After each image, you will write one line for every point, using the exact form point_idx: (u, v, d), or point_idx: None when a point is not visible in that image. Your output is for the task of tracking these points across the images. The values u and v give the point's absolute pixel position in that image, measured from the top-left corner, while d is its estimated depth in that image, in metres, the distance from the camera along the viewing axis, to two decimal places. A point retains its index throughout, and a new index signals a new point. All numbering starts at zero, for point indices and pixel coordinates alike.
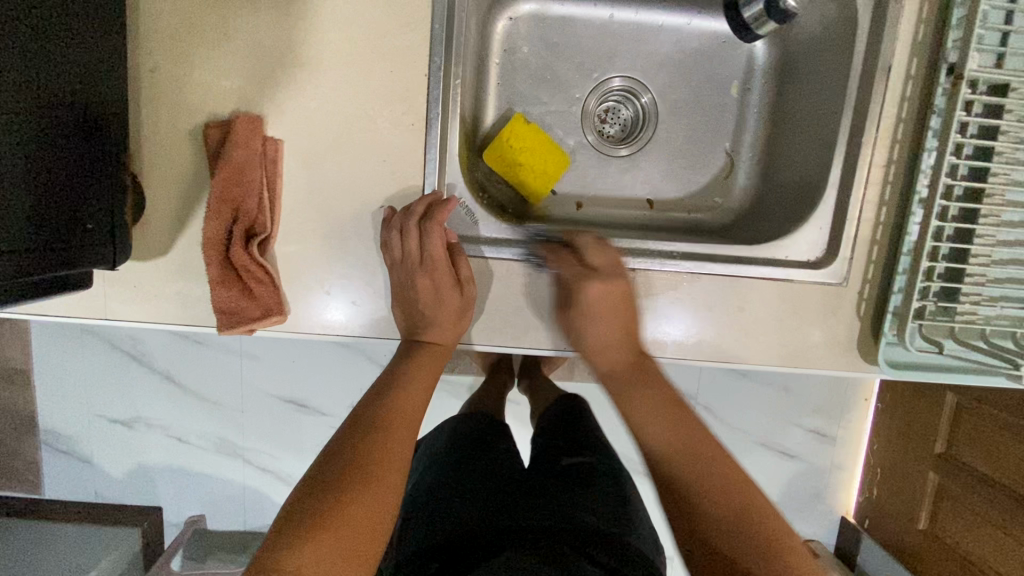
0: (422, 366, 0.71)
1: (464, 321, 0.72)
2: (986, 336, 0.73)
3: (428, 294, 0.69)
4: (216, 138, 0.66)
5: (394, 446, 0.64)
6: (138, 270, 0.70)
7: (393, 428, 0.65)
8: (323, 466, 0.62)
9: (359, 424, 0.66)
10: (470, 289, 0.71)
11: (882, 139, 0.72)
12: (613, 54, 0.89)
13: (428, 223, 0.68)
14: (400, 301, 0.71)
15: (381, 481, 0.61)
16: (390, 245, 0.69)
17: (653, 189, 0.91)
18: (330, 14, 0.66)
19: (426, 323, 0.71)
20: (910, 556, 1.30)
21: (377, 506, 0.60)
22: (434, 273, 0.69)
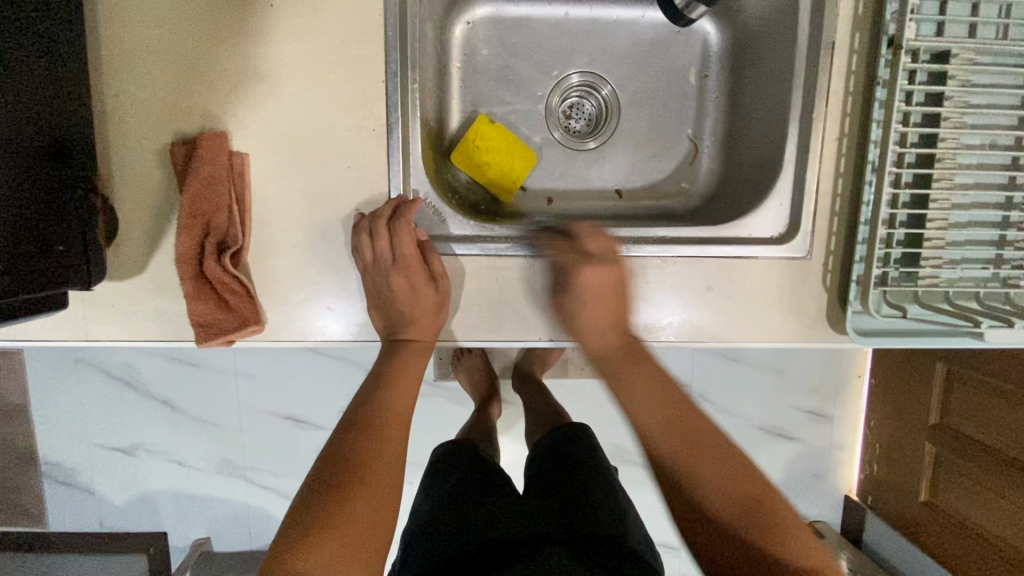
0: (406, 365, 0.72)
1: (441, 316, 0.74)
2: (950, 299, 0.75)
3: (403, 293, 0.71)
4: (182, 155, 0.67)
5: (389, 445, 0.66)
6: (116, 290, 0.71)
7: (387, 428, 0.67)
8: (321, 469, 0.63)
9: (353, 426, 0.67)
10: (445, 284, 0.73)
11: (832, 113, 0.73)
12: (572, 50, 0.91)
13: (397, 224, 0.70)
14: (376, 303, 0.73)
15: (377, 481, 0.63)
16: (361, 249, 0.70)
17: (621, 179, 0.93)
18: (286, 28, 0.68)
19: (405, 321, 0.72)
20: (912, 527, 1.32)
21: (377, 505, 0.62)
22: (408, 272, 0.71)
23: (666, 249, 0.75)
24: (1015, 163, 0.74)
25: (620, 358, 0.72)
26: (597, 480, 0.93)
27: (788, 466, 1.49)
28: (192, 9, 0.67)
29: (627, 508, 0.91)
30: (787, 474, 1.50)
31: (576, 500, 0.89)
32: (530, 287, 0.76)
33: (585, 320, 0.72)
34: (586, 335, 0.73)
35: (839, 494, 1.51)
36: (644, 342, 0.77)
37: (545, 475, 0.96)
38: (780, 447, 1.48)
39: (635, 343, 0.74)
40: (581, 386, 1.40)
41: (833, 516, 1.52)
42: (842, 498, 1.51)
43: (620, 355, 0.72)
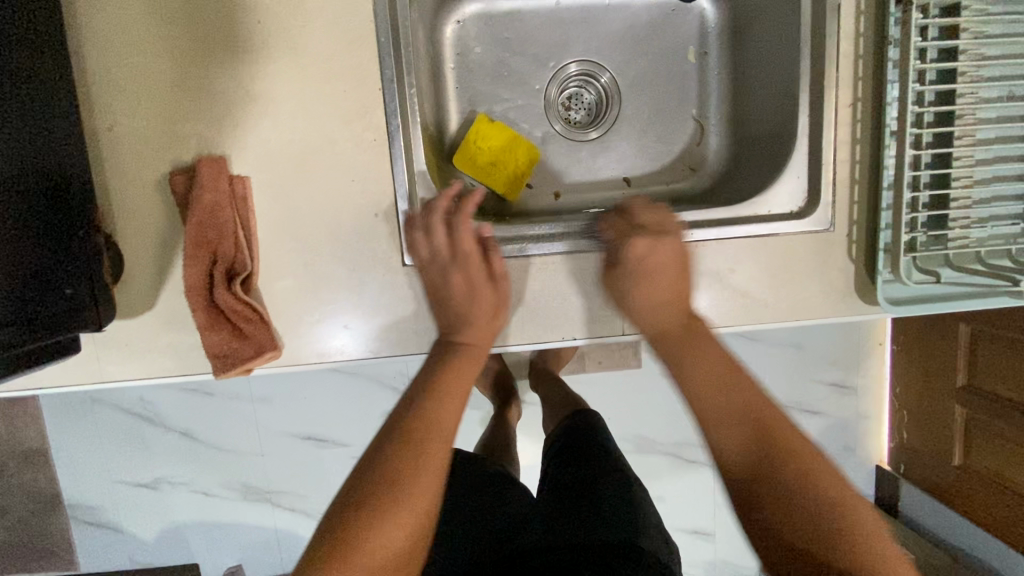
0: (457, 371, 0.65)
1: (500, 320, 0.69)
2: (981, 258, 0.72)
3: (460, 291, 0.67)
4: (183, 185, 0.66)
5: (432, 455, 0.58)
6: (127, 328, 0.70)
7: (430, 440, 0.59)
8: (353, 483, 0.57)
9: (393, 434, 0.59)
10: (503, 283, 0.70)
11: (844, 77, 0.71)
12: (566, 40, 0.89)
13: (456, 217, 0.69)
14: (433, 305, 0.69)
15: (414, 500, 0.55)
16: (417, 246, 0.68)
17: (628, 167, 0.91)
18: (275, 44, 0.66)
19: (460, 322, 0.67)
20: (944, 491, 1.30)
21: (409, 527, 0.55)
22: (467, 267, 0.68)
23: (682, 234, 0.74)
24: None
25: (683, 337, 0.65)
26: (608, 477, 0.96)
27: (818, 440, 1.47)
28: (180, 34, 0.65)
29: (642, 504, 0.93)
30: None
31: (585, 496, 0.93)
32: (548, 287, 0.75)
33: (648, 296, 0.68)
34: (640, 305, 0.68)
35: (869, 465, 1.49)
36: None
37: (558, 477, 1.00)
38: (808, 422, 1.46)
39: (693, 323, 0.67)
40: (602, 379, 1.38)
41: (868, 487, 1.50)
42: (875, 469, 1.49)
43: (679, 334, 0.66)
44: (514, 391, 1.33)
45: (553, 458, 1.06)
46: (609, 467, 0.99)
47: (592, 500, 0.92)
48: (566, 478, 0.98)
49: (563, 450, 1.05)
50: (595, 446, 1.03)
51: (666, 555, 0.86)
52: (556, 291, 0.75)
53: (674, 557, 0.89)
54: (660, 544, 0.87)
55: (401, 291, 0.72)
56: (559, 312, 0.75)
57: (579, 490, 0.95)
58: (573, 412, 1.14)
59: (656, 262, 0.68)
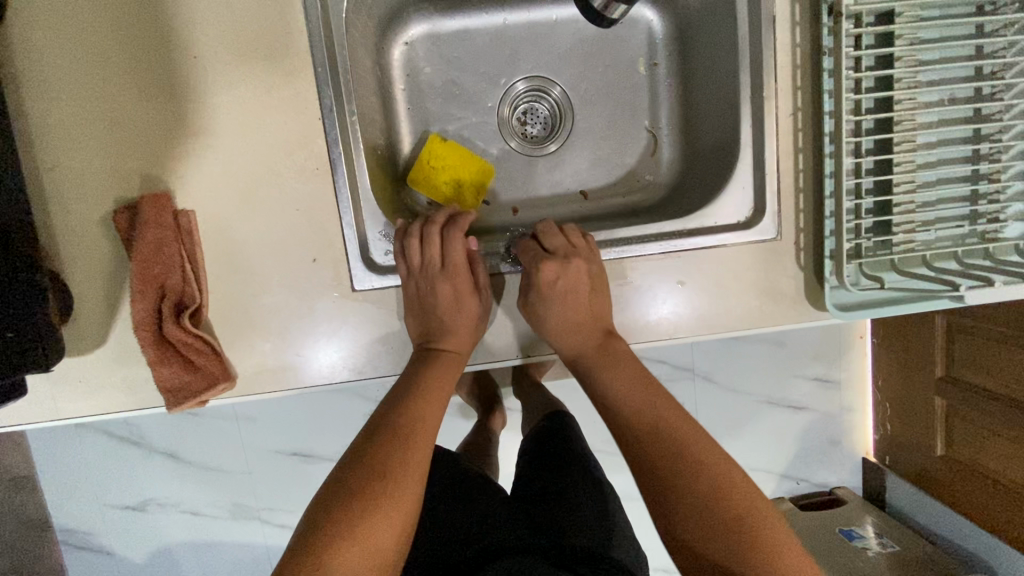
0: (438, 376, 0.67)
1: (481, 327, 0.73)
2: (928, 262, 0.73)
3: (447, 301, 0.70)
4: (126, 222, 0.66)
5: (413, 452, 0.60)
6: (81, 365, 0.70)
7: (414, 440, 0.61)
8: (339, 478, 0.58)
9: (377, 435, 0.61)
10: (487, 296, 0.73)
11: (783, 88, 0.71)
12: (516, 56, 0.89)
13: (451, 231, 0.73)
14: (416, 313, 0.71)
15: (402, 492, 0.57)
16: (411, 251, 0.71)
17: (584, 180, 0.91)
18: (212, 78, 0.66)
19: (444, 329, 0.70)
20: (928, 481, 1.31)
21: (394, 514, 0.56)
22: (456, 278, 0.71)
23: (629, 250, 0.74)
24: (978, 115, 0.72)
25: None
26: (586, 479, 0.97)
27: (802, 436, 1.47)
28: (116, 72, 0.65)
29: (615, 514, 0.93)
30: (800, 445, 1.48)
31: (563, 507, 0.91)
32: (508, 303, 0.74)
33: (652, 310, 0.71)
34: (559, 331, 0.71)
35: (855, 458, 1.50)
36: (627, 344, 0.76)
37: (538, 475, 0.99)
38: (791, 419, 1.46)
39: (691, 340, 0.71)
40: None
41: (855, 480, 1.51)
42: (861, 461, 1.50)
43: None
44: (498, 399, 1.34)
45: (529, 461, 1.04)
46: (587, 468, 0.99)
47: (572, 511, 0.91)
48: (545, 484, 0.97)
49: (541, 455, 1.03)
50: (573, 445, 1.04)
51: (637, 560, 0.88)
52: (510, 308, 0.75)
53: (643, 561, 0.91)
54: (632, 555, 0.88)
55: (353, 317, 0.72)
56: (512, 330, 0.75)
57: (556, 491, 0.95)
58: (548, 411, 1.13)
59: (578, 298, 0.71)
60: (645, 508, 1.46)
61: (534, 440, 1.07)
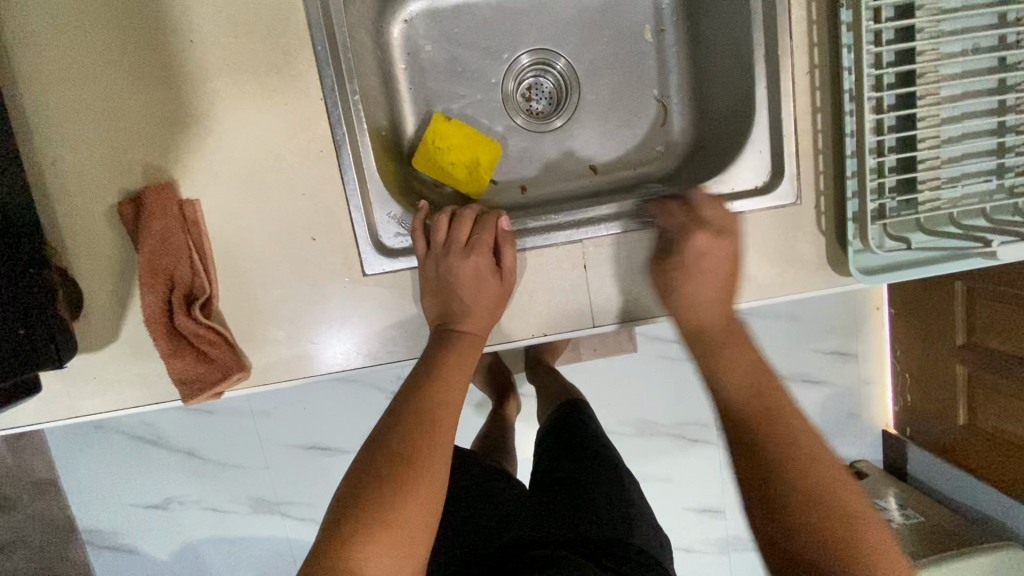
0: (459, 358, 0.66)
1: (499, 312, 0.70)
2: (955, 220, 0.70)
3: (467, 280, 0.67)
4: (131, 213, 0.65)
5: (438, 435, 0.59)
6: (94, 361, 0.69)
7: (438, 423, 0.60)
8: (364, 463, 0.56)
9: (401, 419, 0.60)
10: (510, 279, 0.70)
11: (799, 44, 0.68)
12: (518, 30, 0.87)
13: (484, 216, 0.72)
14: (434, 291, 0.69)
15: (429, 476, 0.56)
16: (438, 228, 0.70)
17: (593, 154, 0.89)
18: (210, 61, 0.64)
19: (462, 310, 0.67)
20: (953, 450, 1.29)
21: (423, 498, 0.55)
22: (479, 253, 0.68)
23: (643, 223, 0.73)
24: (1003, 64, 0.70)
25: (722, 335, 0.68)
26: (604, 471, 0.95)
27: (822, 410, 1.45)
28: (112, 59, 0.64)
29: (634, 500, 0.92)
30: (821, 419, 1.46)
31: (582, 500, 0.89)
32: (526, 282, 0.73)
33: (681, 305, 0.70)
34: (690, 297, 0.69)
35: (877, 431, 1.48)
36: (651, 318, 0.74)
37: (556, 468, 0.98)
38: (810, 393, 1.44)
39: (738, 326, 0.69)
40: (598, 367, 1.38)
41: (876, 452, 1.49)
42: (882, 434, 1.48)
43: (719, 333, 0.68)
44: (512, 385, 1.34)
45: (548, 451, 1.04)
46: (605, 460, 0.98)
47: (587, 499, 0.89)
48: (558, 475, 0.96)
49: (558, 446, 1.03)
50: (590, 438, 1.04)
51: (660, 552, 0.87)
52: (524, 288, 0.73)
53: (667, 552, 0.89)
54: (654, 543, 0.87)
55: (365, 301, 0.71)
56: (527, 309, 0.73)
57: (573, 483, 0.93)
58: (566, 401, 1.14)
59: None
60: (664, 488, 1.45)
61: (553, 432, 1.08)
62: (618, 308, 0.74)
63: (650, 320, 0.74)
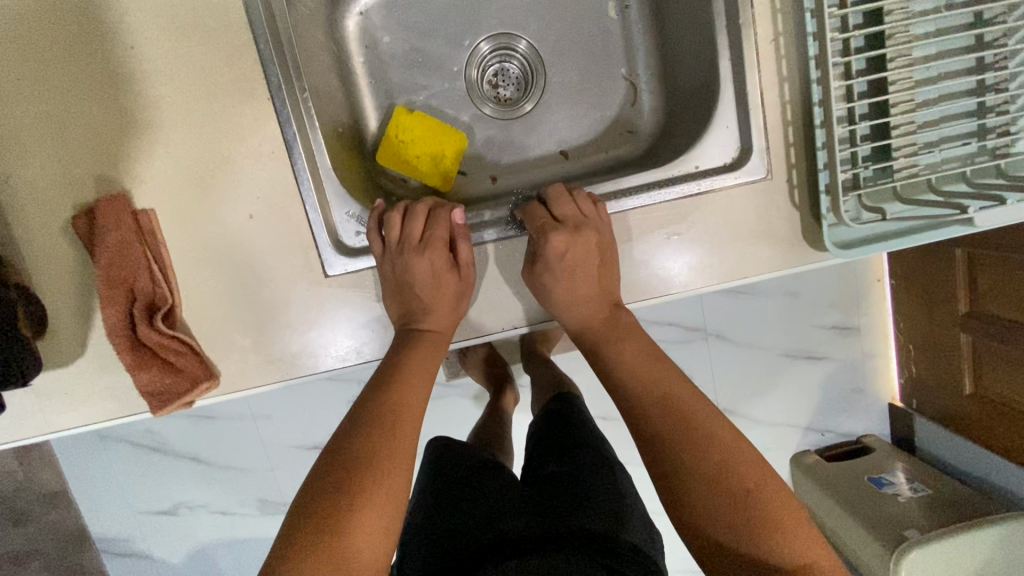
0: (422, 356, 0.65)
1: (462, 307, 0.69)
2: (933, 187, 0.68)
3: (423, 277, 0.66)
4: (86, 227, 0.64)
5: (400, 436, 0.59)
6: (65, 376, 0.69)
7: (400, 423, 0.59)
8: (323, 469, 0.56)
9: (361, 421, 0.59)
10: (469, 273, 0.68)
11: (761, 11, 0.65)
12: (478, 15, 0.84)
13: (438, 210, 0.71)
14: (394, 290, 0.68)
15: (391, 476, 0.56)
16: (390, 226, 0.69)
17: (564, 139, 0.87)
18: (153, 68, 0.63)
19: (423, 307, 0.67)
20: (959, 422, 1.26)
21: (385, 499, 0.55)
22: (433, 250, 0.67)
23: (611, 207, 0.71)
24: (979, 20, 0.67)
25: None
26: (593, 465, 0.95)
27: (824, 387, 1.43)
28: (55, 74, 0.63)
29: (623, 488, 0.93)
30: (823, 396, 1.44)
31: (570, 493, 0.89)
32: (494, 275, 0.71)
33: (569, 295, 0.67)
34: None
35: (883, 404, 1.45)
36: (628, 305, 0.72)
37: (546, 462, 0.97)
38: (811, 370, 1.42)
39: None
40: None
41: (883, 425, 1.47)
42: (888, 407, 1.45)
43: None
44: (508, 376, 1.32)
45: (535, 445, 1.04)
46: (596, 453, 0.98)
47: (576, 485, 0.90)
48: (548, 469, 0.95)
49: (546, 438, 1.04)
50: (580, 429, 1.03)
51: (649, 547, 0.85)
52: (490, 281, 0.71)
53: (656, 547, 0.88)
54: (642, 536, 0.86)
55: (329, 303, 0.70)
56: (495, 302, 0.72)
57: (562, 477, 0.93)
58: (556, 393, 1.15)
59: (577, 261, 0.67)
60: None
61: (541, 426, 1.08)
62: None
63: (627, 307, 0.73)
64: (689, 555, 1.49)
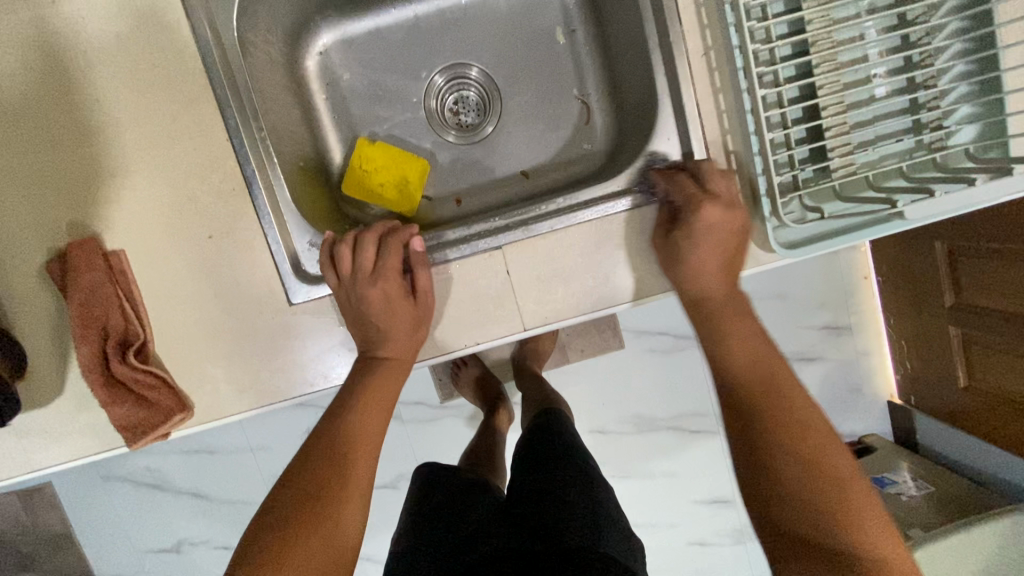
0: (382, 381, 0.68)
1: (420, 332, 0.70)
2: (872, 184, 0.69)
3: (378, 306, 0.68)
4: (59, 271, 0.67)
5: (354, 471, 0.64)
6: (46, 415, 0.72)
7: (354, 458, 0.65)
8: (300, 482, 0.62)
9: (328, 440, 0.65)
10: (425, 300, 0.70)
11: (689, 28, 0.68)
12: (433, 48, 0.88)
13: (387, 238, 0.71)
14: (354, 318, 0.70)
15: (356, 493, 0.63)
16: (342, 259, 0.70)
17: (523, 159, 0.90)
18: (118, 117, 0.67)
19: (381, 335, 0.68)
20: (958, 415, 1.24)
21: (338, 531, 0.60)
22: (386, 280, 0.69)
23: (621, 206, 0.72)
24: (903, 22, 0.70)
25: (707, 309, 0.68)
26: (575, 478, 0.95)
27: (819, 387, 1.42)
28: (27, 131, 0.67)
29: (607, 502, 0.93)
30: (818, 397, 1.43)
31: (550, 506, 0.89)
32: (454, 295, 0.73)
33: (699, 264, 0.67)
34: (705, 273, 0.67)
35: (881, 401, 1.44)
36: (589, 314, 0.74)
37: (530, 475, 0.97)
38: (803, 371, 1.41)
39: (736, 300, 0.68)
40: (582, 366, 1.38)
41: (883, 422, 1.45)
42: (888, 405, 1.44)
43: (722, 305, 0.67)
44: (500, 394, 1.32)
45: (520, 459, 1.03)
46: (578, 466, 0.98)
47: (558, 504, 0.89)
48: (531, 482, 0.95)
49: (532, 453, 1.02)
50: (564, 443, 1.03)
51: (632, 560, 0.86)
52: (450, 301, 0.73)
53: (640, 559, 0.89)
54: (625, 550, 0.87)
55: (297, 331, 0.72)
56: (458, 320, 0.74)
57: (543, 492, 0.92)
58: (543, 409, 1.15)
59: (719, 235, 0.67)
60: (671, 482, 1.43)
61: (527, 439, 1.07)
62: (550, 308, 0.74)
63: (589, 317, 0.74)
64: (698, 567, 1.47)
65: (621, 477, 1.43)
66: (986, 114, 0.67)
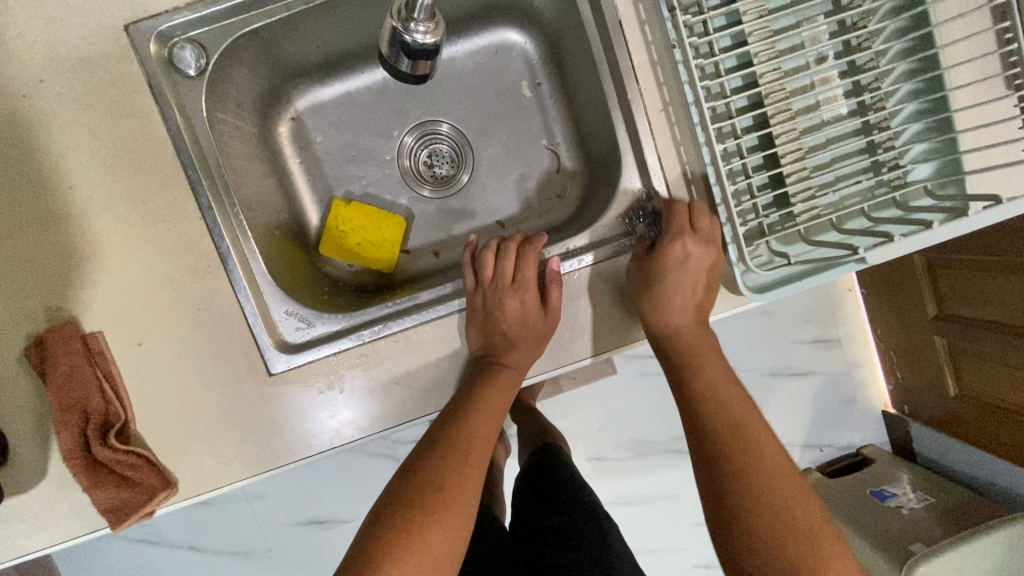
0: (497, 390, 0.69)
1: (541, 348, 0.72)
2: (835, 225, 0.71)
3: (514, 313, 0.71)
4: (37, 357, 0.67)
5: (472, 472, 0.65)
6: (29, 499, 0.71)
7: (468, 459, 0.65)
8: (401, 486, 0.63)
9: (440, 441, 0.65)
10: (554, 312, 0.72)
11: (646, 87, 0.71)
12: (403, 106, 0.90)
13: (528, 248, 0.75)
14: (481, 325, 0.72)
15: (457, 504, 0.62)
16: (484, 266, 0.75)
17: (497, 208, 0.91)
18: (92, 202, 0.68)
19: (506, 345, 0.71)
20: (954, 425, 1.24)
21: (428, 565, 0.59)
22: (522, 288, 0.72)
23: (598, 257, 0.73)
24: (853, 68, 0.73)
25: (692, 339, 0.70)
26: (583, 514, 0.93)
27: (815, 404, 1.41)
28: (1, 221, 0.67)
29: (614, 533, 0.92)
30: (815, 412, 1.41)
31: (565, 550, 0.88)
32: (432, 355, 0.73)
33: (674, 299, 0.69)
34: (665, 308, 0.69)
35: (876, 412, 1.42)
36: (567, 366, 0.74)
37: (537, 513, 0.96)
38: (798, 388, 1.40)
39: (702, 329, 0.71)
40: (574, 397, 1.38)
41: (880, 435, 1.44)
42: (883, 416, 1.42)
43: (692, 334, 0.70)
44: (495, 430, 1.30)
45: (525, 495, 1.01)
46: (584, 499, 0.96)
47: (572, 553, 0.87)
48: (541, 523, 0.94)
49: (537, 489, 1.00)
50: (567, 477, 1.01)
51: None
52: (428, 361, 0.73)
53: None
54: None
55: (278, 400, 0.72)
56: (438, 381, 0.74)
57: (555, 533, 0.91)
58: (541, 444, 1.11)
59: (693, 269, 0.70)
60: (671, 508, 1.41)
61: (532, 471, 1.04)
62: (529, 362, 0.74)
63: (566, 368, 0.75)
64: None
65: (621, 505, 1.41)
66: (942, 152, 0.69)
